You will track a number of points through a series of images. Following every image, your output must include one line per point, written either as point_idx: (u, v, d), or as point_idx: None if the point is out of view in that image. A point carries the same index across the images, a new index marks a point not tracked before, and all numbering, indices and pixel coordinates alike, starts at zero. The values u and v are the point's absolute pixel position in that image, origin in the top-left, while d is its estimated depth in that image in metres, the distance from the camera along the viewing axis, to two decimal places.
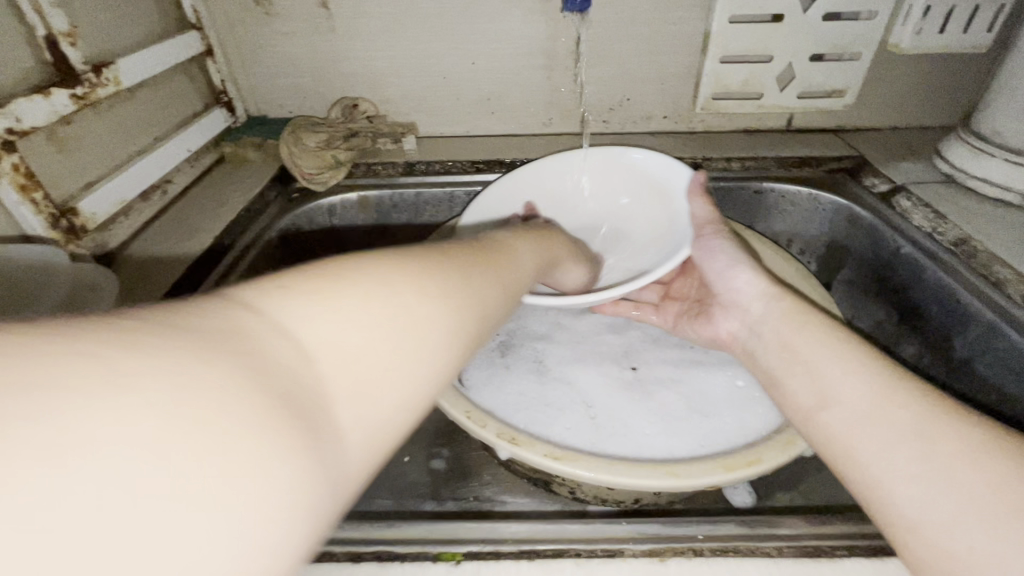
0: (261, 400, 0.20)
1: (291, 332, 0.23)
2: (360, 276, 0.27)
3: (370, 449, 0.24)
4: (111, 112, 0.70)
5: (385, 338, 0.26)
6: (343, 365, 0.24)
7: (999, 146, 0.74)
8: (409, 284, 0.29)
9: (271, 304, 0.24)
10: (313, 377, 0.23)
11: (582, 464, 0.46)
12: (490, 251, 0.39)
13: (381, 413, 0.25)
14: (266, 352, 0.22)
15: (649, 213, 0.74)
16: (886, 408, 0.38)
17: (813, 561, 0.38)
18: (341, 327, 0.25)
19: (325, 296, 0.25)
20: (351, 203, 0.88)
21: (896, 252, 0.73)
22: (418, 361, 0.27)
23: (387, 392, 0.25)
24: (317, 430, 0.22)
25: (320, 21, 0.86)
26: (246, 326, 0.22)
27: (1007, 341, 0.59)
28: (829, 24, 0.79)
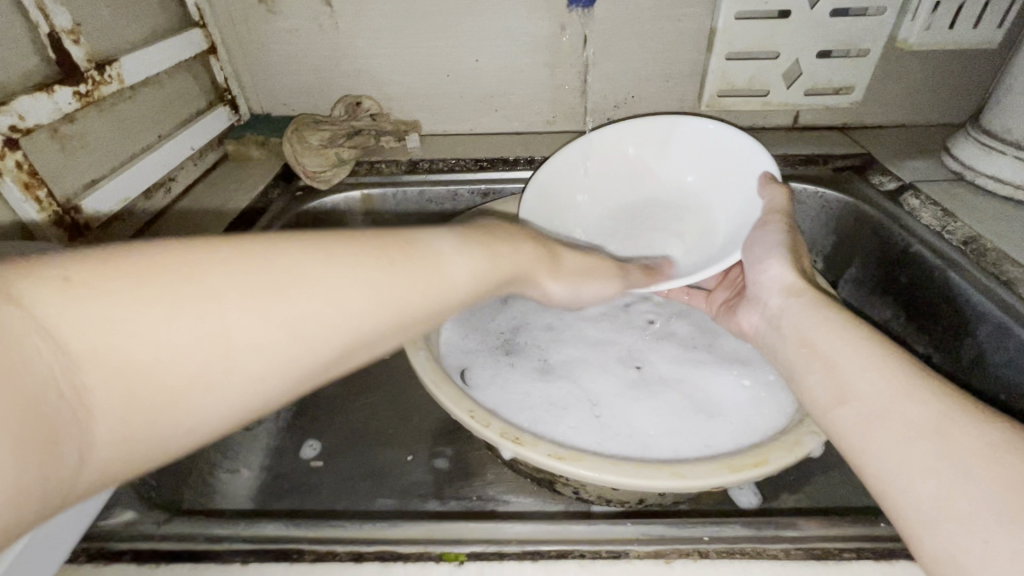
0: (8, 430, 0.21)
1: (53, 333, 0.24)
2: (188, 284, 0.27)
3: (133, 436, 0.26)
4: (114, 110, 0.70)
5: (185, 341, 0.26)
6: (122, 366, 0.25)
7: (1009, 143, 0.73)
8: (238, 300, 0.28)
9: (53, 299, 0.24)
10: (68, 391, 0.24)
11: (586, 464, 0.45)
12: (402, 248, 0.36)
13: (146, 429, 0.26)
14: (31, 357, 0.23)
15: (719, 193, 0.70)
16: (905, 405, 0.37)
17: (821, 563, 0.37)
18: (146, 341, 0.25)
19: (129, 307, 0.25)
20: (355, 202, 0.88)
21: (904, 251, 0.72)
22: (230, 379, 0.28)
23: (177, 411, 0.26)
24: (57, 436, 0.23)
25: (324, 18, 0.85)
26: (7, 331, 0.22)
27: (1018, 341, 0.58)
28: (836, 20, 0.78)
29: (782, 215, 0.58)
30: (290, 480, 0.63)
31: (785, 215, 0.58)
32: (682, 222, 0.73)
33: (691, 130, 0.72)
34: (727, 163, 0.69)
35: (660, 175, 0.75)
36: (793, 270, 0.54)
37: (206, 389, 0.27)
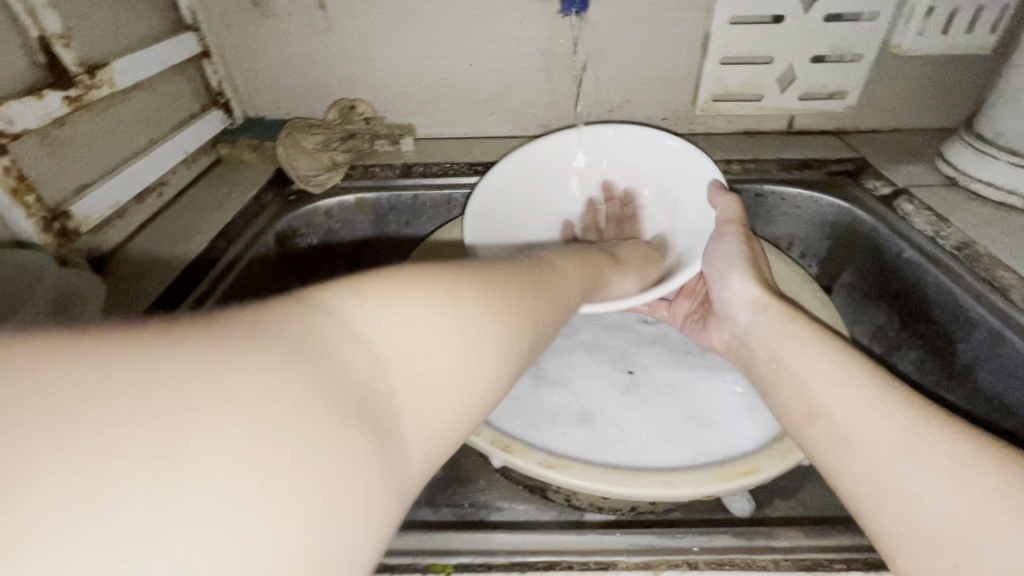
0: (346, 420, 0.22)
1: (366, 338, 0.25)
2: (433, 289, 0.30)
3: (428, 448, 0.27)
4: (105, 114, 0.70)
5: (422, 344, 0.27)
6: (417, 375, 0.26)
7: (1002, 148, 0.73)
8: (477, 309, 0.31)
9: (359, 308, 0.26)
10: (388, 381, 0.25)
11: (576, 473, 0.45)
12: (546, 272, 0.41)
13: (439, 420, 0.27)
14: (357, 359, 0.24)
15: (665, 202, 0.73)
16: (876, 422, 0.37)
17: (811, 574, 0.37)
18: (420, 341, 0.27)
19: (405, 309, 0.27)
20: (348, 206, 0.88)
21: (898, 257, 0.72)
22: (461, 393, 0.28)
23: (452, 405, 0.28)
24: (392, 438, 0.24)
25: (318, 22, 0.85)
26: (330, 332, 0.24)
27: (1010, 348, 0.58)
28: (830, 25, 0.78)
29: (738, 224, 0.60)
30: None
31: (741, 225, 0.60)
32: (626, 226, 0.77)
33: (636, 132, 0.74)
34: (674, 175, 0.72)
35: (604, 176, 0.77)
36: (756, 284, 0.55)
37: (461, 392, 0.28)
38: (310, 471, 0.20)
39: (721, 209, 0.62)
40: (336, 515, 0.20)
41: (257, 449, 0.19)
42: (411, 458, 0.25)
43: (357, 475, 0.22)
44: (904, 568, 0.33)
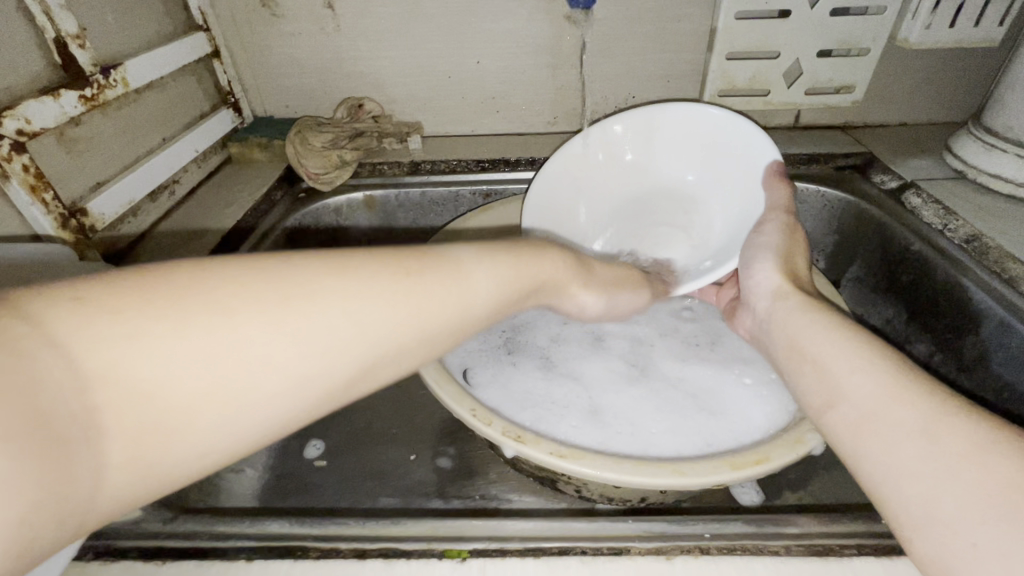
0: (19, 438, 0.21)
1: (68, 356, 0.23)
2: (200, 298, 0.27)
3: (144, 475, 0.25)
4: (119, 113, 0.71)
5: (183, 363, 0.26)
6: (138, 400, 0.25)
7: (1012, 141, 0.73)
8: (252, 330, 0.28)
9: (84, 324, 0.24)
10: (135, 388, 0.24)
11: (587, 462, 0.45)
12: (423, 263, 0.36)
13: (163, 452, 0.25)
14: (48, 379, 0.22)
15: (727, 185, 0.70)
16: (891, 406, 0.37)
17: (822, 560, 0.37)
18: (163, 352, 0.25)
19: (136, 325, 0.25)
20: (356, 203, 0.89)
21: (905, 249, 0.72)
22: (236, 408, 0.27)
23: (188, 426, 0.26)
24: (70, 465, 0.22)
25: (326, 21, 0.86)
26: (31, 348, 0.22)
27: (1020, 339, 0.58)
28: (837, 19, 0.79)
29: (784, 213, 0.60)
30: (293, 479, 0.63)
31: (788, 213, 0.60)
32: (685, 216, 0.74)
33: (687, 115, 0.70)
34: (732, 158, 0.69)
35: (660, 166, 0.75)
36: (778, 274, 0.55)
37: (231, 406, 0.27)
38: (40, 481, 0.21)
39: (771, 197, 0.62)
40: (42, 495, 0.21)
41: None
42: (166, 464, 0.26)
43: (18, 488, 0.21)
44: (922, 554, 0.33)
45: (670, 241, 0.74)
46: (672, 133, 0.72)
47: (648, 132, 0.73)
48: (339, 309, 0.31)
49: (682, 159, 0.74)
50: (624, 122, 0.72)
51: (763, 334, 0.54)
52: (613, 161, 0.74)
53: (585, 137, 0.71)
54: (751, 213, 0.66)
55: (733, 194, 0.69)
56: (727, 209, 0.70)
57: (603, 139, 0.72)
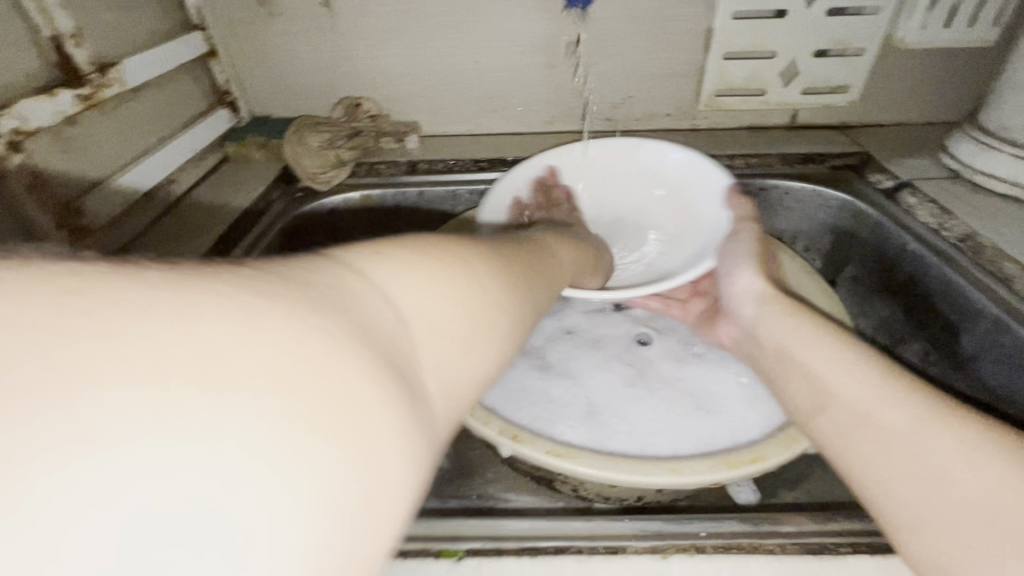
0: (354, 357, 0.20)
1: (388, 301, 0.24)
2: (428, 253, 0.28)
3: (444, 414, 0.25)
4: (116, 113, 0.71)
5: (446, 310, 0.26)
6: (428, 338, 0.25)
7: (1007, 141, 0.74)
8: (476, 281, 0.29)
9: (384, 272, 0.25)
10: (408, 340, 0.24)
11: (583, 461, 0.45)
12: (531, 251, 0.43)
13: (446, 386, 0.25)
14: (381, 322, 0.23)
15: (689, 206, 0.72)
16: (877, 407, 0.38)
17: (816, 558, 0.38)
18: (418, 307, 0.25)
19: (407, 274, 0.26)
20: (353, 203, 0.89)
21: (901, 249, 0.73)
22: (482, 347, 0.28)
23: (446, 375, 0.25)
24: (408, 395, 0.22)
25: (323, 20, 0.86)
26: (357, 290, 0.23)
27: (1013, 338, 0.58)
28: (833, 19, 0.79)
29: (749, 222, 0.62)
30: None
31: (754, 222, 0.62)
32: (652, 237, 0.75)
33: (649, 142, 0.74)
34: (693, 180, 0.71)
35: (629, 191, 0.78)
36: (761, 277, 0.57)
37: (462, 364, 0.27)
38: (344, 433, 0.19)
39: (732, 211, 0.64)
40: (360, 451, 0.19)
41: (264, 384, 0.18)
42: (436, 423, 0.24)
43: (383, 427, 0.20)
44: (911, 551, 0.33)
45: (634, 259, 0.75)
46: (638, 157, 0.76)
47: (615, 156, 0.77)
48: (510, 272, 0.34)
49: (650, 185, 0.76)
50: (589, 146, 0.77)
51: (750, 339, 0.54)
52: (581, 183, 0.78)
53: (552, 158, 0.76)
54: (708, 231, 0.67)
55: (694, 216, 0.71)
56: (690, 231, 0.71)
57: (570, 161, 0.77)
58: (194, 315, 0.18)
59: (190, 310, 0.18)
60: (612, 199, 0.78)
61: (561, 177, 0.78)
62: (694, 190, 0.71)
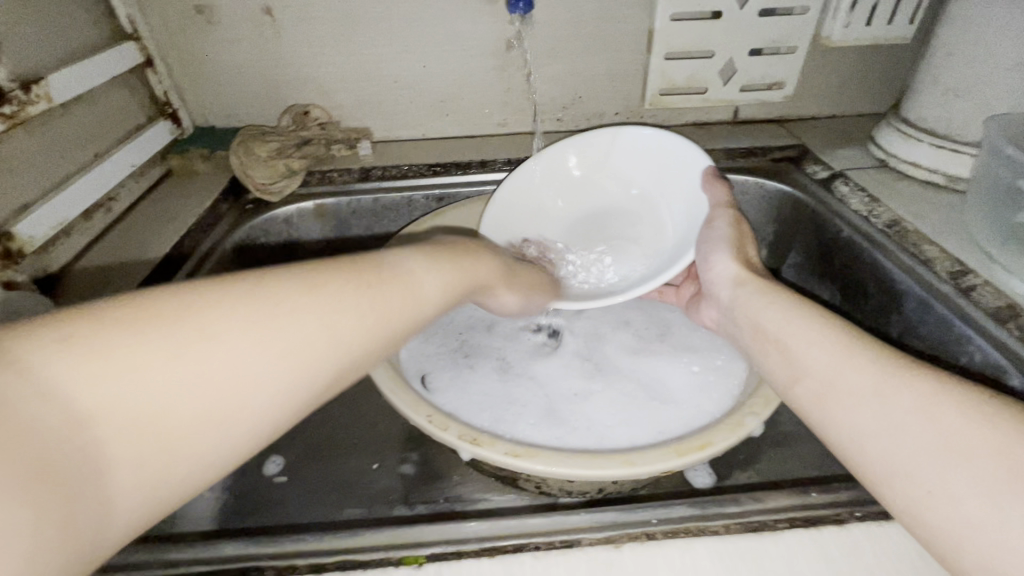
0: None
1: (58, 394, 0.26)
2: (179, 321, 0.30)
3: (147, 485, 0.28)
4: (45, 129, 0.68)
5: (194, 386, 0.29)
6: (116, 416, 0.27)
7: (926, 131, 0.79)
8: (248, 341, 0.31)
9: (70, 360, 0.27)
10: (84, 438, 0.26)
11: (541, 459, 0.47)
12: (373, 264, 0.40)
13: (176, 463, 0.29)
14: (33, 421, 0.25)
15: (670, 197, 0.73)
16: (844, 370, 0.41)
17: (757, 535, 0.40)
18: (126, 394, 0.27)
19: (133, 356, 0.28)
20: (307, 212, 0.87)
21: (836, 236, 0.77)
22: (259, 398, 0.31)
23: (192, 446, 0.29)
24: (64, 487, 0.25)
25: (266, 28, 0.84)
26: (3, 391, 0.25)
27: (937, 316, 0.63)
28: (765, 19, 0.83)
29: (728, 207, 0.63)
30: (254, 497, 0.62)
31: (731, 207, 0.63)
32: (635, 231, 0.74)
33: (632, 140, 0.76)
34: (671, 174, 0.73)
35: (607, 187, 0.78)
36: (734, 260, 0.58)
37: (205, 430, 0.30)
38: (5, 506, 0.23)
39: (711, 194, 0.66)
40: None
41: None
42: (122, 504, 0.28)
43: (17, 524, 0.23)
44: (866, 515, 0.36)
45: (621, 254, 0.73)
46: (621, 155, 0.77)
47: (599, 155, 0.77)
48: (318, 310, 0.35)
49: (626, 182, 0.77)
50: (585, 143, 0.77)
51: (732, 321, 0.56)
52: (566, 181, 0.78)
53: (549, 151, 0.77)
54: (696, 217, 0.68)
55: (680, 208, 0.71)
56: (674, 223, 0.71)
57: (561, 157, 0.77)
58: None
59: None
60: (589, 198, 0.78)
61: (552, 172, 0.77)
62: (677, 186, 0.72)
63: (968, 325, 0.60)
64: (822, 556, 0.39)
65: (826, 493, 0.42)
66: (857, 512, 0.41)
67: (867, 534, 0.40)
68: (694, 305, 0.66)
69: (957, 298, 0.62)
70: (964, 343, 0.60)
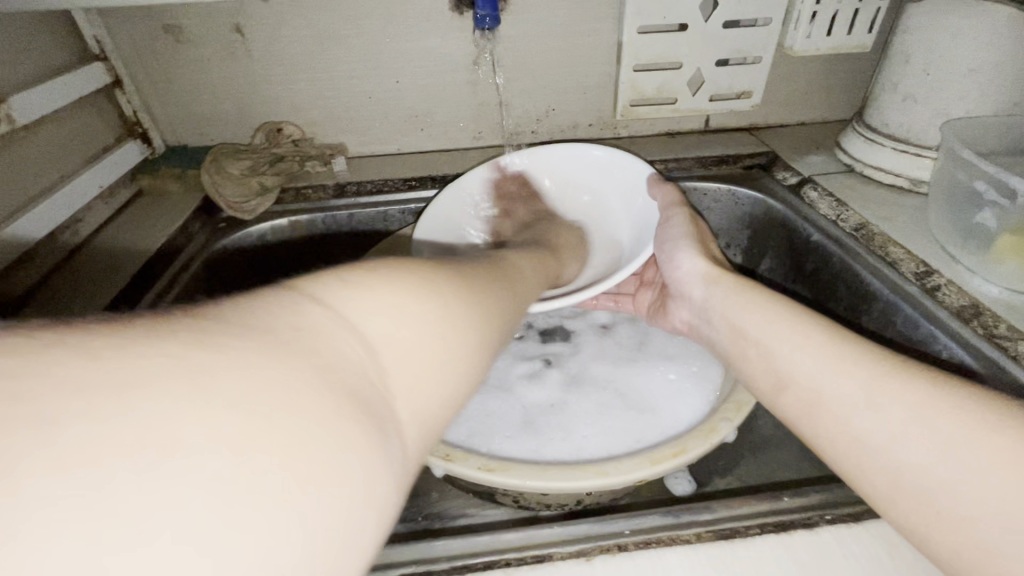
0: (334, 395, 0.23)
1: (357, 327, 0.27)
2: (409, 283, 0.31)
3: (425, 430, 0.28)
4: (5, 153, 0.66)
5: (415, 334, 0.29)
6: (397, 358, 0.27)
7: (888, 136, 0.81)
8: (450, 305, 0.32)
9: (359, 302, 0.28)
10: (384, 383, 0.26)
11: (514, 473, 0.46)
12: (492, 270, 0.44)
13: (428, 408, 0.28)
14: (349, 354, 0.25)
15: (615, 206, 0.80)
16: (841, 371, 0.41)
17: (729, 542, 0.40)
18: (399, 333, 0.28)
19: (387, 300, 0.29)
20: (282, 229, 0.86)
21: (806, 240, 0.79)
22: (460, 365, 0.31)
23: (439, 396, 0.29)
24: (382, 419, 0.25)
25: (235, 46, 0.84)
26: (317, 322, 0.25)
27: (904, 316, 0.64)
28: (729, 31, 0.85)
29: (680, 205, 0.66)
30: None
31: (682, 205, 0.66)
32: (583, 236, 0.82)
33: (577, 152, 0.81)
34: (613, 184, 0.80)
35: (560, 193, 0.84)
36: (702, 259, 0.59)
37: (430, 382, 0.28)
38: (325, 472, 0.21)
39: (661, 196, 0.68)
40: (324, 463, 0.21)
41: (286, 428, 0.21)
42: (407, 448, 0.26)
43: (350, 444, 0.23)
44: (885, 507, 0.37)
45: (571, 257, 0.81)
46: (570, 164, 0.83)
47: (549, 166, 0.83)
48: (476, 290, 0.36)
49: (576, 191, 0.84)
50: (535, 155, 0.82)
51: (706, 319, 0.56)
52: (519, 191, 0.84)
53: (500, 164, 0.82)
54: (635, 226, 0.76)
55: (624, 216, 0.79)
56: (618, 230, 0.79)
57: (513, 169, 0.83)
58: (215, 379, 0.21)
59: (220, 378, 0.21)
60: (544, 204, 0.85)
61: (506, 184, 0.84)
62: (619, 196, 0.79)
63: (934, 325, 0.61)
64: (793, 561, 0.39)
65: (796, 497, 0.42)
66: (827, 515, 0.42)
67: (838, 537, 0.40)
68: (657, 308, 0.67)
69: (923, 298, 0.64)
70: (931, 342, 0.61)
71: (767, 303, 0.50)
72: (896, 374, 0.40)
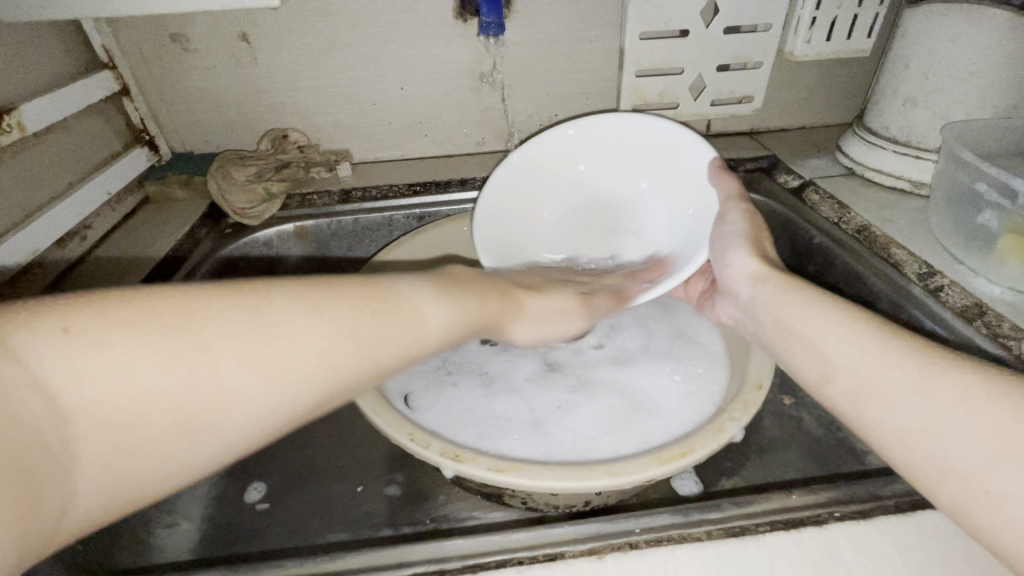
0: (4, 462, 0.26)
1: (68, 380, 0.29)
2: (186, 325, 0.32)
3: (130, 476, 0.31)
4: (16, 160, 0.67)
5: (155, 389, 0.30)
6: (115, 411, 0.29)
7: (888, 139, 0.82)
8: (232, 355, 0.33)
9: (88, 350, 0.29)
10: (71, 436, 0.29)
11: (525, 473, 0.47)
12: (378, 299, 0.40)
13: (154, 459, 0.31)
14: (30, 411, 0.27)
15: (675, 193, 0.72)
16: (881, 368, 0.42)
17: (739, 539, 0.40)
18: (115, 389, 0.30)
19: (130, 352, 0.30)
20: (287, 234, 0.87)
21: (809, 242, 0.79)
22: (220, 420, 0.33)
23: (167, 451, 0.31)
24: (51, 473, 0.28)
25: (242, 54, 0.85)
26: (10, 372, 0.27)
27: (910, 317, 0.64)
28: (729, 36, 0.86)
29: (739, 201, 0.63)
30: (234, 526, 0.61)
31: (741, 201, 0.63)
32: (636, 222, 0.75)
33: (638, 127, 0.72)
34: (675, 168, 0.71)
35: (614, 174, 0.75)
36: (754, 258, 0.58)
37: (168, 439, 0.31)
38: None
39: (721, 187, 0.65)
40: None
41: None
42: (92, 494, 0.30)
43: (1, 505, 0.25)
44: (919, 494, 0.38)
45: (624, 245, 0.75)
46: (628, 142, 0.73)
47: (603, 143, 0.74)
48: (307, 332, 0.36)
49: (630, 173, 0.75)
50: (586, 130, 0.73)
51: (752, 316, 0.56)
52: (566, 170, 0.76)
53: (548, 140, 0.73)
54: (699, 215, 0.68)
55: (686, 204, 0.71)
56: (675, 219, 0.72)
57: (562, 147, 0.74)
58: None
59: None
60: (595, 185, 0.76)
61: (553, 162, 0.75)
62: (682, 181, 0.71)
63: (939, 325, 0.61)
64: (804, 558, 0.39)
65: (806, 494, 0.43)
66: (837, 513, 0.42)
67: (848, 533, 0.41)
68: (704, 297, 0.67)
69: (927, 298, 0.64)
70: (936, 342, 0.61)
71: (813, 300, 0.50)
72: (916, 371, 0.40)
